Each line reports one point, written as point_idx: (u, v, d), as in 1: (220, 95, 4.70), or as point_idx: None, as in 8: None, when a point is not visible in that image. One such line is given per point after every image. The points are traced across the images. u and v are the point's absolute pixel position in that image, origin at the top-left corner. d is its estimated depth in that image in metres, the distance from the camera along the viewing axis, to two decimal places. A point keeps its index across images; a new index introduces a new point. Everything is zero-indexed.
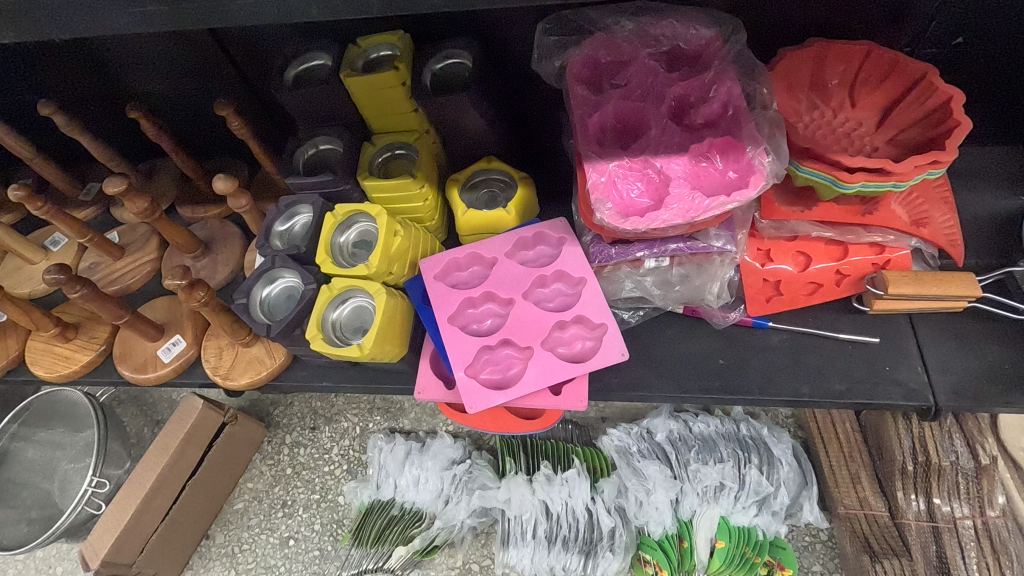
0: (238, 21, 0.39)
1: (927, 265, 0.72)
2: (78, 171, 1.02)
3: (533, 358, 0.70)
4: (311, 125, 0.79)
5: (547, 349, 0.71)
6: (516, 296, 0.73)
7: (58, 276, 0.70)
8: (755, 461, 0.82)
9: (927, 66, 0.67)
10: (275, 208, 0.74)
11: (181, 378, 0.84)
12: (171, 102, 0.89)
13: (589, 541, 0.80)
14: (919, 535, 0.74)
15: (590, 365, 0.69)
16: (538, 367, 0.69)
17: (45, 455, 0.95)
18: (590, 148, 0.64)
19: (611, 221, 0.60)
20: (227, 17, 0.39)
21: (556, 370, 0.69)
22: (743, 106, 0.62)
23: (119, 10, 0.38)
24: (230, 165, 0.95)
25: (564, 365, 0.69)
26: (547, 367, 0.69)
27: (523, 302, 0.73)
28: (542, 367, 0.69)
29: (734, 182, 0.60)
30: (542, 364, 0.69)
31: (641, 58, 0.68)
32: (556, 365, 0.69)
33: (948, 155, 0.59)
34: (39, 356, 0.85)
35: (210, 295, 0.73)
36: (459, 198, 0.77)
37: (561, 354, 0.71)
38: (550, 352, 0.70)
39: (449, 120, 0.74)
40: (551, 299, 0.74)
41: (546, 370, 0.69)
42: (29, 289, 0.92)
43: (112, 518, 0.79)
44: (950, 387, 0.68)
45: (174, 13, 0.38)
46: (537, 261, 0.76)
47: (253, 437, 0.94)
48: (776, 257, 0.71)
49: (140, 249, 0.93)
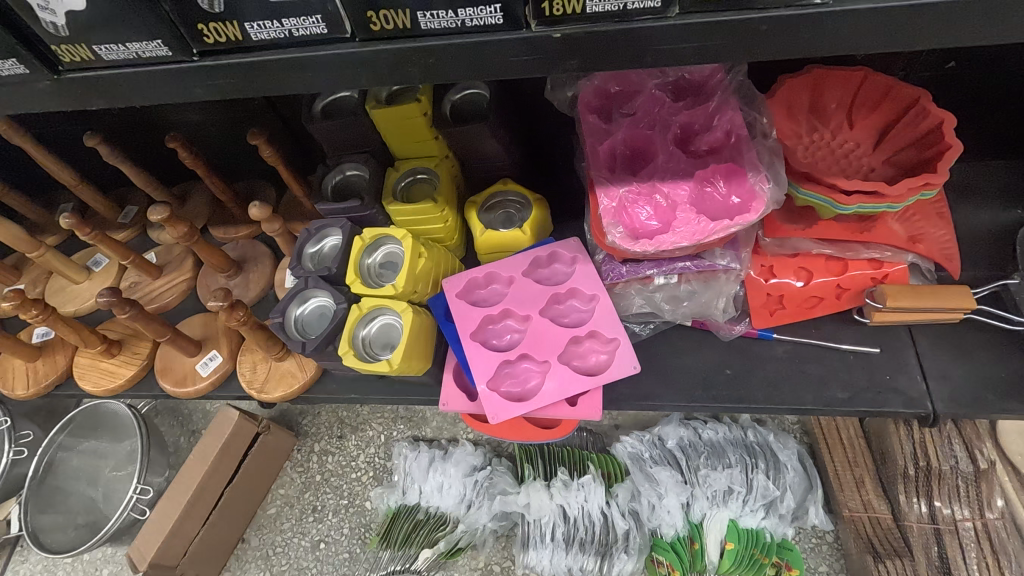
0: (291, 90, 0.44)
1: (925, 278, 0.75)
2: (116, 195, 1.08)
3: (551, 372, 0.74)
4: (339, 153, 0.84)
5: (564, 363, 0.75)
6: (533, 313, 0.78)
7: (110, 298, 0.75)
8: (762, 466, 0.85)
9: (920, 91, 0.71)
10: (307, 231, 0.79)
11: (217, 391, 0.90)
12: (205, 131, 0.95)
13: (604, 543, 0.84)
14: (921, 536, 0.77)
15: (605, 377, 0.73)
16: (556, 380, 0.74)
17: (90, 463, 1.01)
18: (602, 174, 0.69)
19: (622, 243, 0.65)
20: (282, 87, 0.44)
21: (573, 383, 0.73)
22: (745, 134, 0.66)
23: (189, 81, 0.44)
24: (260, 188, 1.00)
25: (581, 378, 0.73)
26: (564, 381, 0.74)
27: (540, 318, 0.78)
28: (559, 380, 0.74)
29: (737, 208, 0.63)
30: (559, 377, 0.74)
31: (648, 89, 0.73)
32: (573, 378, 0.73)
33: (940, 177, 0.63)
34: (86, 371, 0.91)
35: (248, 315, 0.78)
36: (477, 219, 0.82)
37: (577, 368, 0.75)
38: (567, 366, 0.75)
39: (468, 147, 0.79)
40: (567, 315, 0.78)
41: (564, 383, 0.73)
42: (75, 307, 0.98)
43: (158, 521, 0.84)
44: (948, 395, 0.71)
45: (237, 85, 0.43)
46: (552, 279, 0.80)
47: (284, 446, 0.99)
48: (779, 273, 0.75)
49: (176, 269, 0.99)
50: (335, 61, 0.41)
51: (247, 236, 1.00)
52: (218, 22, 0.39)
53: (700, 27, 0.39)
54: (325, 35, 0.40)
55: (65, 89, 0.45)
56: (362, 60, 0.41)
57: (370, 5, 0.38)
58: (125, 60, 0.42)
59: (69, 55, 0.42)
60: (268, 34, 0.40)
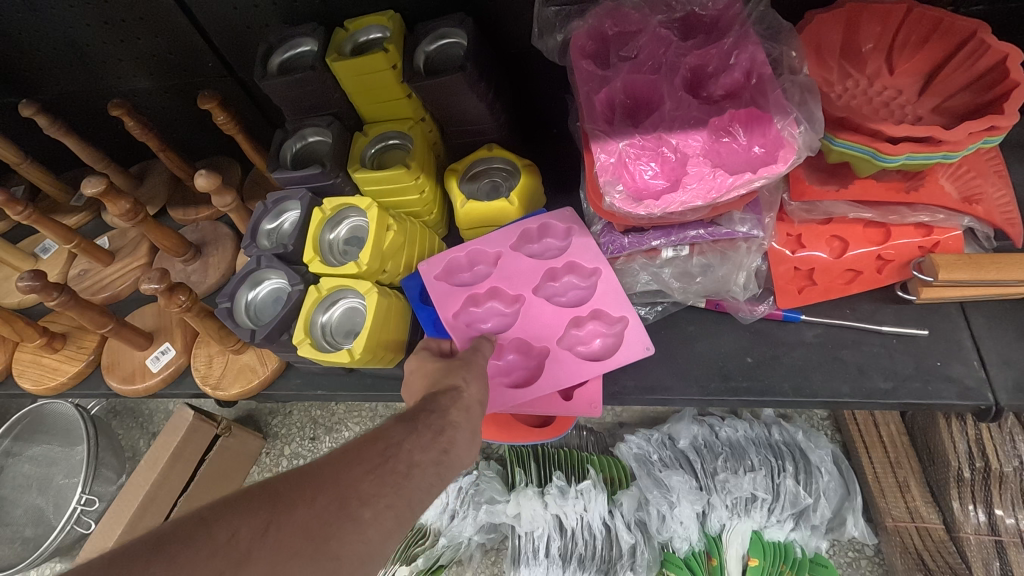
0: None
1: (981, 246, 0.64)
2: (69, 176, 0.99)
3: (552, 358, 0.64)
4: (299, 116, 0.73)
5: (565, 348, 0.65)
6: (525, 293, 0.68)
7: (33, 282, 0.65)
8: (790, 469, 0.74)
9: (977, 24, 0.60)
10: (262, 204, 0.69)
11: (169, 390, 0.80)
12: (157, 99, 0.85)
13: (608, 559, 0.74)
14: (979, 549, 0.67)
15: (615, 362, 0.63)
16: (558, 368, 0.63)
17: (38, 471, 0.91)
18: (597, 126, 0.58)
19: (623, 207, 0.54)
20: None
21: (578, 369, 0.63)
22: (768, 73, 0.55)
23: None
24: (222, 163, 0.91)
25: (586, 364, 0.63)
26: (567, 367, 0.63)
27: (533, 298, 0.67)
28: (562, 367, 0.63)
29: (760, 158, 0.53)
30: (561, 363, 0.64)
31: (652, 27, 0.61)
32: (577, 364, 0.63)
33: (1007, 119, 0.52)
34: (26, 368, 0.82)
35: (192, 298, 0.68)
36: (458, 189, 0.71)
37: (581, 353, 0.65)
38: (569, 351, 0.65)
39: (444, 105, 0.68)
40: (563, 293, 0.68)
41: (566, 370, 0.63)
42: (17, 299, 0.88)
43: (100, 536, 0.75)
44: (1012, 383, 0.60)
45: None
46: (544, 253, 0.70)
47: (249, 450, 0.90)
48: (809, 243, 0.64)
49: (129, 255, 0.89)
50: None
51: (209, 218, 0.91)
52: None
53: None
54: None
55: None
56: None
57: None
58: None
59: None
60: None
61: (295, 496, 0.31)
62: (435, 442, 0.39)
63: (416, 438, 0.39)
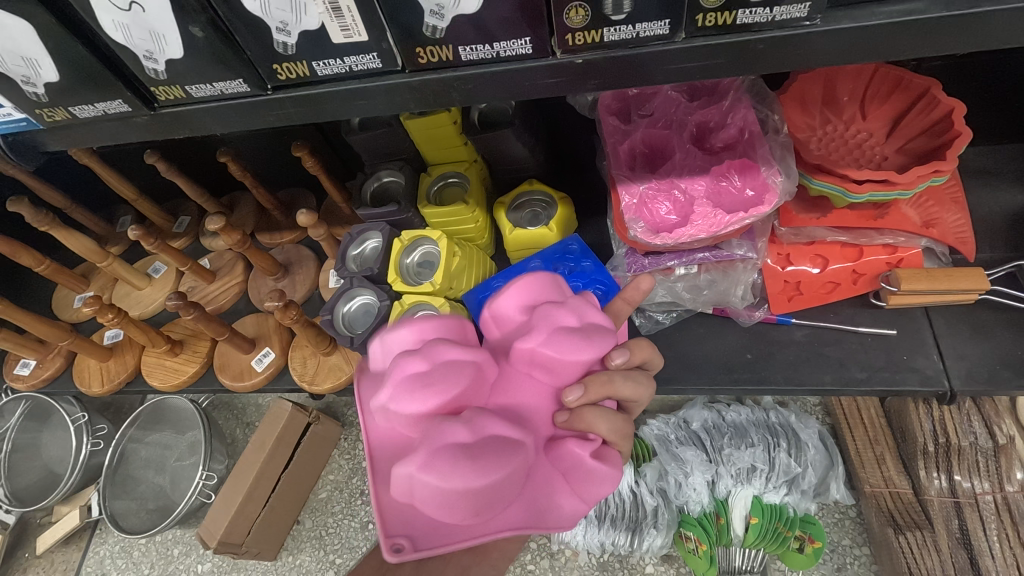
0: None
1: (940, 261, 0.78)
2: (171, 206, 1.17)
3: (565, 456, 0.42)
4: (376, 161, 0.90)
5: (435, 469, 0.37)
6: (533, 344, 0.43)
7: (178, 301, 0.82)
8: (784, 445, 0.89)
9: (930, 80, 0.72)
10: (348, 235, 0.85)
11: (270, 385, 0.97)
12: (252, 145, 1.03)
13: (635, 519, 0.90)
14: (941, 509, 0.82)
15: (442, 527, 0.39)
16: (488, 504, 0.38)
17: (155, 453, 1.12)
18: (622, 171, 0.73)
19: (644, 237, 0.70)
20: None
21: (479, 516, 0.38)
22: (757, 130, 0.71)
23: (235, 116, 0.47)
24: (302, 195, 1.07)
25: (435, 518, 0.39)
26: (492, 496, 0.38)
27: (542, 353, 0.43)
28: (496, 497, 0.38)
29: (751, 200, 0.67)
30: (514, 481, 0.39)
31: (664, 90, 0.77)
32: (457, 512, 0.38)
33: (948, 164, 0.65)
34: (154, 369, 0.99)
35: (299, 314, 0.85)
36: (506, 219, 0.86)
37: (430, 500, 0.38)
38: (430, 476, 0.37)
39: (496, 151, 0.84)
40: (441, 374, 0.41)
41: (534, 492, 0.41)
42: (139, 311, 1.06)
43: (223, 504, 0.93)
44: (964, 372, 0.73)
45: None
46: (514, 300, 0.47)
47: (331, 435, 1.07)
48: (795, 260, 0.78)
49: (228, 274, 1.06)
50: (388, 91, 0.44)
51: (292, 241, 1.05)
52: (290, 62, 0.42)
53: (702, 50, 0.39)
54: (378, 68, 0.42)
55: (155, 124, 0.49)
56: (411, 90, 0.43)
57: (418, 41, 0.40)
58: (211, 96, 0.46)
59: (165, 94, 0.47)
60: (331, 70, 0.43)
61: None
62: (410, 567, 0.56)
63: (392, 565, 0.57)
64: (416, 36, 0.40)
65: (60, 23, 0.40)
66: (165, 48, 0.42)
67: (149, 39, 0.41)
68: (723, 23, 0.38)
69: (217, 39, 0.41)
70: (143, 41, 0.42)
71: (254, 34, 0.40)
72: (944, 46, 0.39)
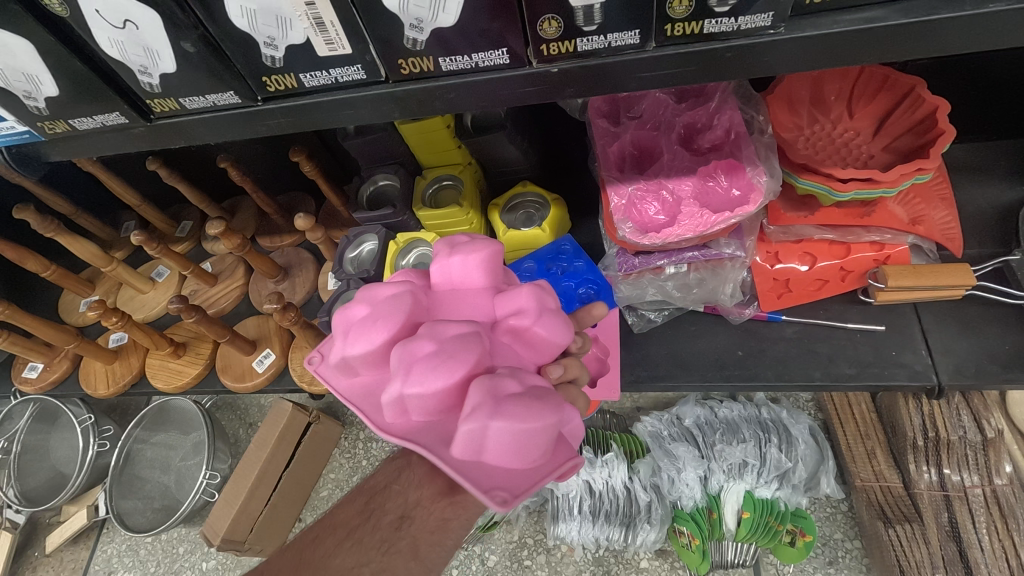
0: None
1: (928, 258, 0.79)
2: (173, 211, 1.19)
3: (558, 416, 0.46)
4: (372, 165, 0.92)
5: (504, 417, 0.39)
6: (527, 321, 0.45)
7: (180, 304, 0.84)
8: (775, 440, 0.90)
9: (916, 79, 0.73)
10: (345, 238, 0.87)
11: (271, 386, 0.99)
12: (252, 152, 1.06)
13: (628, 514, 0.91)
14: (931, 502, 0.83)
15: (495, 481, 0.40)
16: (546, 445, 0.41)
17: (161, 453, 1.14)
18: (612, 173, 0.74)
19: (633, 238, 0.71)
20: None
21: (543, 456, 0.41)
22: (744, 131, 0.72)
23: (228, 126, 0.49)
24: (301, 199, 1.09)
25: (504, 470, 0.40)
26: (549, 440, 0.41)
27: (534, 329, 0.45)
28: (549, 441, 0.41)
29: (737, 200, 0.68)
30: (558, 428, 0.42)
31: (653, 93, 0.78)
32: (527, 455, 0.40)
33: (932, 162, 0.65)
34: (158, 371, 1.02)
35: (298, 315, 0.87)
36: (500, 220, 0.87)
37: (501, 449, 0.39)
38: (501, 426, 0.39)
39: (489, 153, 0.86)
40: (449, 347, 0.42)
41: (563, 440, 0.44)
42: (143, 314, 1.08)
43: (226, 502, 0.95)
44: (952, 366, 0.74)
45: None
46: (482, 273, 0.49)
47: (332, 435, 1.09)
48: (784, 258, 0.80)
49: (229, 277, 1.07)
50: (374, 100, 0.45)
51: (292, 244, 1.07)
52: (278, 74, 0.44)
53: (674, 57, 0.41)
54: (362, 79, 0.44)
55: (151, 135, 0.51)
56: (396, 99, 0.45)
57: (399, 53, 0.42)
58: (204, 108, 0.48)
59: (160, 106, 0.48)
60: (319, 81, 0.44)
61: (315, 551, 0.51)
62: (389, 527, 0.51)
63: (369, 526, 0.52)
64: (398, 49, 0.41)
65: (57, 40, 0.42)
66: (159, 63, 0.43)
67: (143, 55, 0.43)
68: (692, 33, 0.39)
69: (208, 53, 0.42)
70: (137, 57, 0.44)
71: (243, 48, 0.42)
72: (905, 51, 0.40)
